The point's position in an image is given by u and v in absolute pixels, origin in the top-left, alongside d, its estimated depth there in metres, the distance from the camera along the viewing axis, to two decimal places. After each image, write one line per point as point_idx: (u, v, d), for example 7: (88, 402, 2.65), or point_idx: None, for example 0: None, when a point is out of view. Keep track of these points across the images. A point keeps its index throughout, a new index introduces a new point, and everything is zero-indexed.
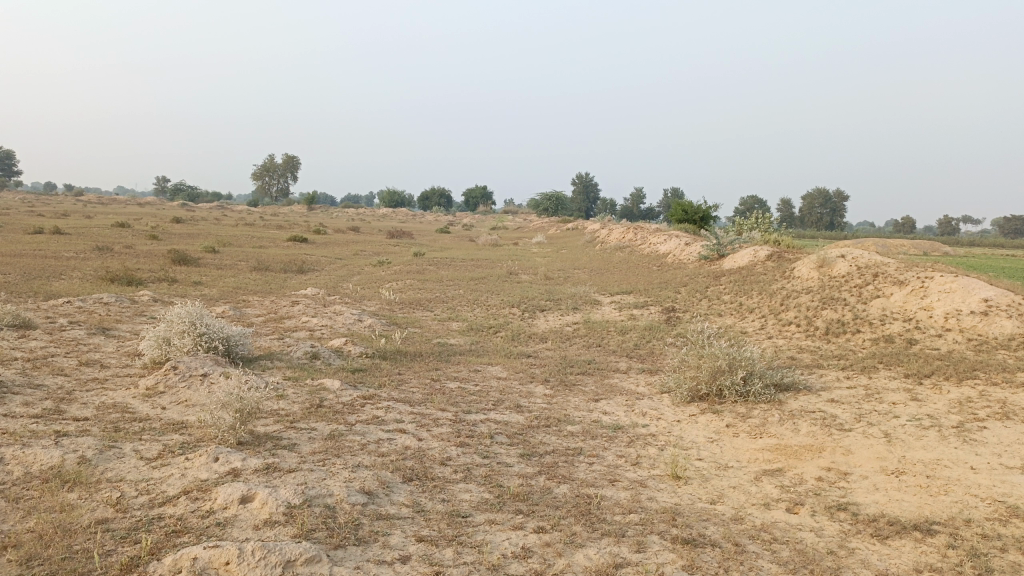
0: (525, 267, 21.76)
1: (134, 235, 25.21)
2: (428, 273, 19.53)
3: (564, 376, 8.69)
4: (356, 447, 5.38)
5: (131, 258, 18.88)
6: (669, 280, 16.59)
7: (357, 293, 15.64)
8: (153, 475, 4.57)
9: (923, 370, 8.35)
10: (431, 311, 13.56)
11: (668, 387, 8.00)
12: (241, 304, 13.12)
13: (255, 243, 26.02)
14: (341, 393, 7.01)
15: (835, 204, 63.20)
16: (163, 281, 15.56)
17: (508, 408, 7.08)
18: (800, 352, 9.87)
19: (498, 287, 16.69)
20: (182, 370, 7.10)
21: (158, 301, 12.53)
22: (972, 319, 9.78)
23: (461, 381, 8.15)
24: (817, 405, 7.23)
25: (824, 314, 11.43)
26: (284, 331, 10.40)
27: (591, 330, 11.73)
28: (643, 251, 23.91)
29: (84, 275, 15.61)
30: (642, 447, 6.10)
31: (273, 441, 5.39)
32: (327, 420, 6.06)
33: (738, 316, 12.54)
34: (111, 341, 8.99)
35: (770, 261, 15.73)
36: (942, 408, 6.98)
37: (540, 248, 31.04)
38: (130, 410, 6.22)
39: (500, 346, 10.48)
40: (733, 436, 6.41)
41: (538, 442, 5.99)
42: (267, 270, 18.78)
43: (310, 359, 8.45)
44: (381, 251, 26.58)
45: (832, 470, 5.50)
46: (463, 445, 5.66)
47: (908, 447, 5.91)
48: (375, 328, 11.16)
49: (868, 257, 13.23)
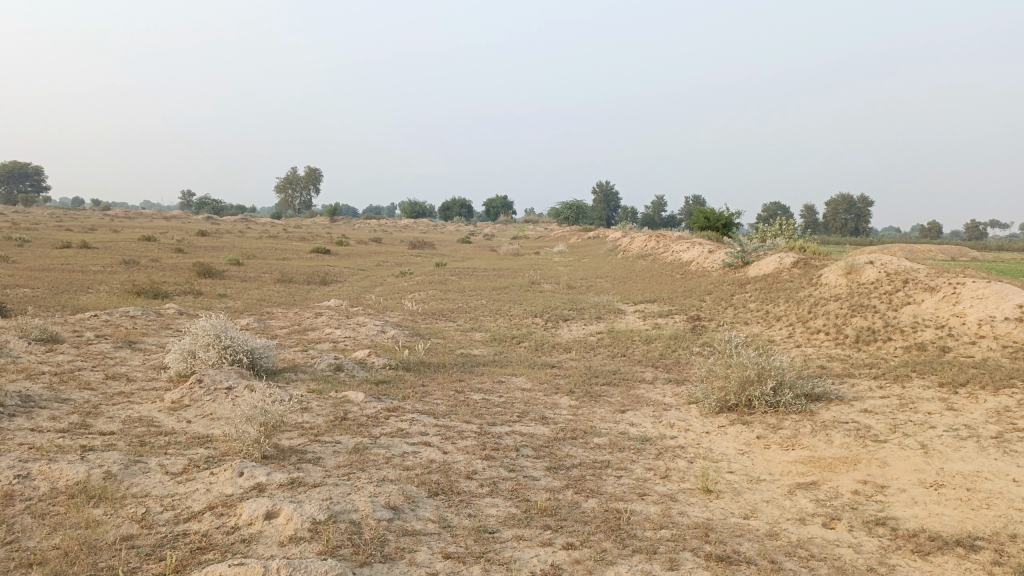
0: (547, 277, 21.66)
1: (159, 248, 25.49)
2: (450, 284, 19.50)
3: (589, 387, 8.59)
4: (381, 460, 5.32)
5: (157, 271, 19.05)
6: (693, 288, 16.41)
7: (380, 304, 15.64)
8: (178, 491, 4.54)
9: (958, 378, 8.14)
10: (454, 322, 13.51)
11: (695, 398, 7.87)
12: (265, 316, 13.16)
13: (278, 255, 26.19)
14: (365, 405, 6.97)
15: (859, 210, 62.49)
16: (188, 294, 15.67)
17: (534, 420, 6.99)
18: (829, 361, 9.68)
19: (520, 297, 16.62)
20: (206, 383, 7.09)
21: (183, 314, 12.60)
22: (1006, 326, 9.54)
23: (485, 393, 8.08)
24: (850, 415, 7.06)
25: (854, 321, 11.22)
26: (307, 343, 10.39)
27: (615, 340, 11.61)
28: (666, 259, 23.73)
29: (110, 289, 15.75)
30: (671, 459, 5.98)
31: (298, 455, 5.35)
32: (352, 433, 6.01)
33: (765, 324, 12.36)
34: (137, 354, 9.03)
35: (796, 268, 15.51)
36: (979, 417, 6.79)
37: (562, 258, 30.97)
38: (155, 424, 6.21)
39: (524, 357, 10.39)
40: (764, 448, 6.27)
41: (564, 455, 5.89)
42: (290, 282, 18.86)
43: (334, 371, 8.42)
44: (402, 262, 26.64)
45: (868, 483, 5.34)
46: (489, 459, 5.58)
47: (946, 459, 5.74)
48: (398, 339, 11.12)
49: (898, 263, 12.99)
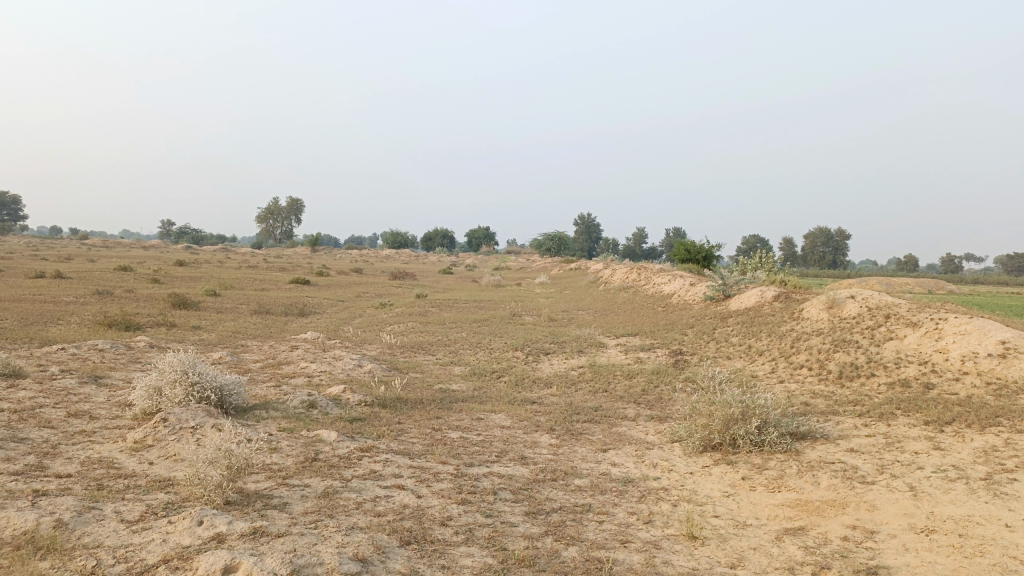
0: (528, 309, 21.50)
1: (135, 279, 25.08)
2: (430, 315, 19.27)
3: (570, 424, 8.37)
4: (352, 506, 5.08)
5: (131, 302, 18.67)
6: (675, 321, 16.30)
7: (357, 337, 15.37)
8: (132, 541, 4.26)
9: (943, 416, 8.02)
10: (433, 355, 13.28)
11: (679, 436, 7.68)
12: (239, 349, 12.86)
13: (256, 285, 25.83)
14: (338, 445, 6.71)
15: (837, 243, 63.11)
16: (161, 326, 15.32)
17: (513, 460, 6.76)
18: (813, 398, 9.55)
19: (501, 330, 16.43)
20: (172, 422, 6.82)
21: (154, 347, 12.27)
22: (989, 362, 9.47)
23: (463, 431, 7.84)
24: (836, 455, 6.90)
25: (837, 356, 11.13)
26: (281, 378, 10.11)
27: (597, 375, 11.42)
28: (647, 292, 23.66)
29: (82, 320, 15.38)
30: (654, 502, 5.77)
31: (263, 500, 5.09)
32: (322, 475, 5.76)
33: (748, 359, 12.24)
34: (103, 390, 8.71)
35: (778, 301, 15.45)
36: (967, 457, 6.64)
37: (544, 290, 30.88)
38: (115, 466, 5.92)
39: (504, 393, 10.17)
40: (750, 490, 6.09)
41: (544, 498, 5.67)
42: (268, 314, 18.54)
43: (307, 409, 8.14)
44: (383, 293, 26.36)
45: (858, 528, 5.16)
46: (465, 503, 5.34)
47: (936, 502, 5.58)
48: (375, 374, 10.85)
49: (879, 297, 12.96)
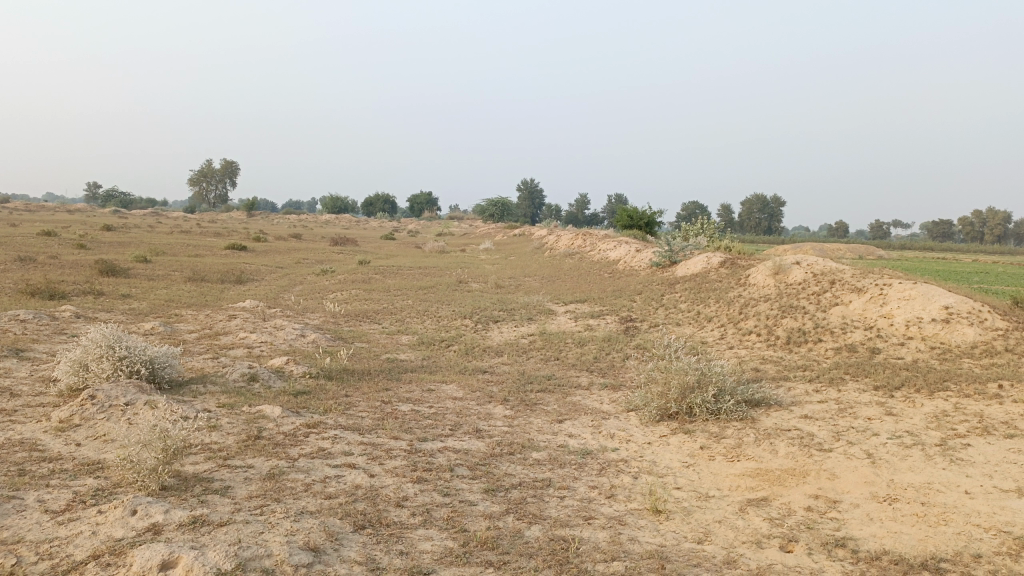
0: (474, 275, 21.20)
1: (60, 244, 23.85)
2: (374, 282, 18.80)
3: (524, 394, 8.17)
4: (300, 488, 4.77)
5: (55, 270, 17.69)
6: (623, 288, 16.24)
7: (299, 305, 14.85)
8: (57, 535, 3.88)
9: (893, 381, 8.10)
10: (379, 324, 12.91)
11: (634, 405, 7.56)
12: (173, 319, 12.27)
13: (190, 252, 24.82)
14: (282, 421, 6.36)
15: (772, 210, 64.45)
16: (88, 295, 14.53)
17: (467, 433, 6.52)
18: (763, 364, 9.58)
19: (448, 297, 16.11)
20: (100, 400, 6.35)
21: (81, 317, 11.59)
22: (933, 327, 9.63)
23: (414, 404, 7.56)
24: (792, 422, 6.87)
25: (785, 322, 11.18)
26: (219, 350, 9.63)
27: (548, 343, 11.24)
28: (592, 258, 23.60)
29: (2, 289, 14.46)
30: (615, 475, 5.62)
31: (203, 484, 4.74)
32: (266, 455, 5.42)
33: (697, 325, 12.24)
34: (25, 364, 8.13)
35: (723, 267, 15.51)
36: (919, 423, 6.69)
37: (489, 256, 30.59)
38: (39, 449, 5.47)
39: (454, 362, 9.92)
40: (709, 460, 5.99)
41: (502, 474, 5.46)
42: (203, 282, 17.82)
43: (248, 382, 7.74)
44: (324, 259, 25.67)
45: (821, 498, 5.10)
46: (421, 482, 5.09)
47: (895, 470, 5.56)
48: (319, 344, 10.44)
49: (824, 263, 13.08)
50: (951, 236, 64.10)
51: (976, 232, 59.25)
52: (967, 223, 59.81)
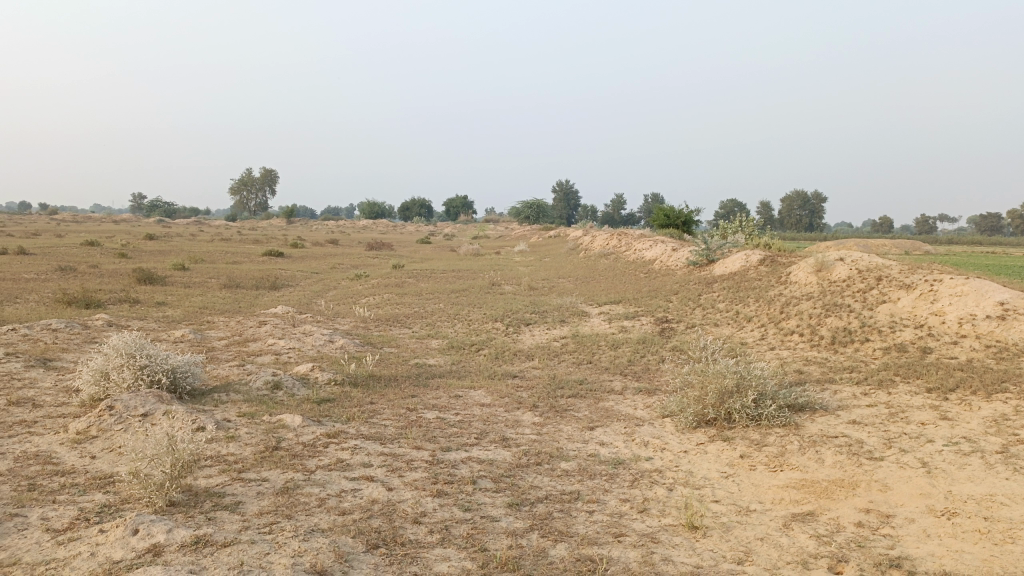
0: (507, 278, 20.93)
1: (102, 253, 24.22)
2: (406, 286, 18.66)
3: (555, 400, 7.87)
4: (313, 503, 4.54)
5: (94, 278, 17.87)
6: (659, 288, 15.82)
7: (330, 311, 14.72)
8: (55, 556, 3.69)
9: (947, 383, 7.62)
10: (409, 328, 12.71)
11: (670, 411, 7.20)
12: (204, 326, 12.21)
13: (227, 258, 24.99)
14: (302, 431, 6.16)
15: (813, 207, 63.15)
16: (123, 303, 14.59)
17: (493, 442, 6.24)
18: (806, 365, 9.14)
19: (480, 300, 15.87)
20: (119, 410, 6.21)
21: (112, 326, 11.59)
22: (988, 324, 9.09)
23: (440, 411, 7.30)
24: (838, 428, 6.45)
25: (828, 321, 10.70)
26: (246, 356, 9.50)
27: (580, 346, 10.92)
28: (628, 258, 23.18)
29: (40, 298, 14.60)
30: (648, 487, 5.29)
31: (213, 500, 4.53)
32: (282, 467, 5.20)
33: (736, 325, 11.80)
34: (51, 374, 8.06)
35: (763, 265, 15.01)
36: (977, 428, 6.23)
37: (523, 258, 30.22)
38: (53, 462, 5.33)
39: (484, 367, 9.66)
40: (750, 469, 5.62)
41: (528, 486, 5.16)
42: (237, 288, 17.83)
43: (271, 391, 7.56)
44: (358, 264, 25.63)
45: (872, 513, 4.71)
46: (441, 496, 4.82)
47: (953, 480, 5.14)
48: (347, 350, 10.25)
49: (869, 258, 12.54)
50: (1000, 229, 62.17)
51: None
52: (1018, 215, 57.89)
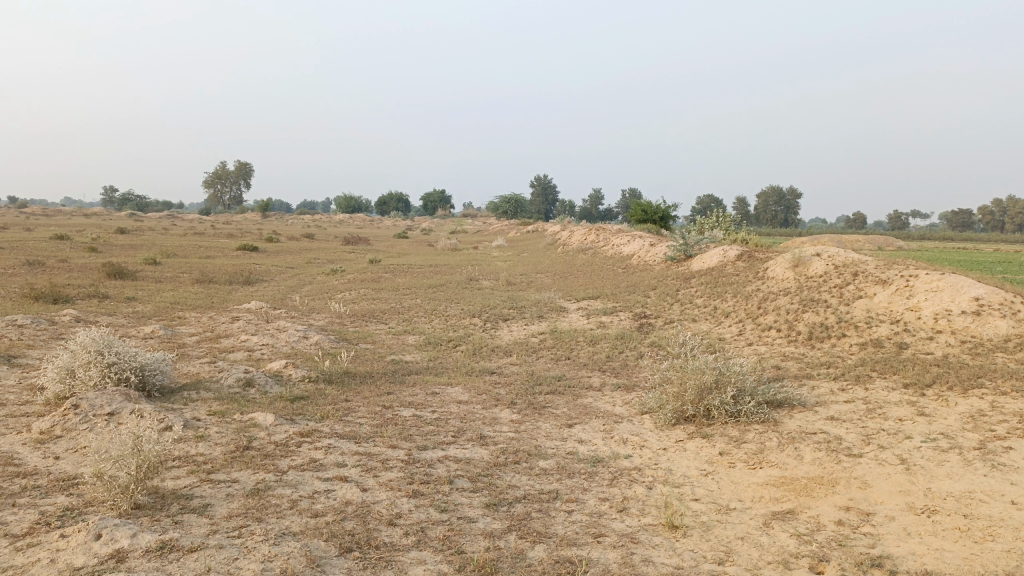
0: (485, 272, 20.81)
1: (71, 247, 23.75)
2: (383, 281, 18.48)
3: (533, 397, 7.78)
4: (285, 505, 4.41)
5: (63, 273, 17.49)
6: (637, 283, 15.79)
7: (305, 306, 14.53)
8: (12, 563, 3.53)
9: (924, 378, 7.64)
10: (386, 324, 12.55)
11: (649, 408, 7.14)
12: (175, 322, 11.97)
13: (201, 253, 24.61)
14: (274, 430, 6.01)
15: (789, 203, 63.67)
16: (92, 298, 14.28)
17: (471, 440, 6.14)
18: (784, 361, 9.13)
19: (458, 295, 15.75)
20: (84, 409, 6.03)
21: (81, 322, 11.31)
22: (963, 320, 9.14)
23: (416, 408, 7.18)
24: (817, 424, 6.43)
25: (806, 317, 10.71)
26: (218, 353, 9.30)
27: (559, 341, 10.85)
28: (605, 253, 23.17)
29: (6, 293, 14.25)
30: (627, 485, 5.22)
31: (180, 503, 4.39)
32: (253, 468, 5.07)
33: (714, 321, 11.79)
34: (15, 372, 7.83)
35: (741, 260, 15.02)
36: (955, 424, 6.24)
37: (501, 253, 30.10)
38: (14, 463, 5.15)
39: (461, 363, 9.54)
40: (729, 467, 5.57)
41: (506, 486, 5.07)
42: (211, 283, 17.55)
43: (243, 388, 7.39)
44: (334, 259, 25.38)
45: (852, 510, 4.68)
46: (417, 496, 4.72)
47: (932, 477, 5.13)
48: (322, 346, 10.09)
49: (845, 254, 12.59)
50: (970, 226, 63.05)
51: (996, 221, 58.19)
52: (988, 212, 58.79)
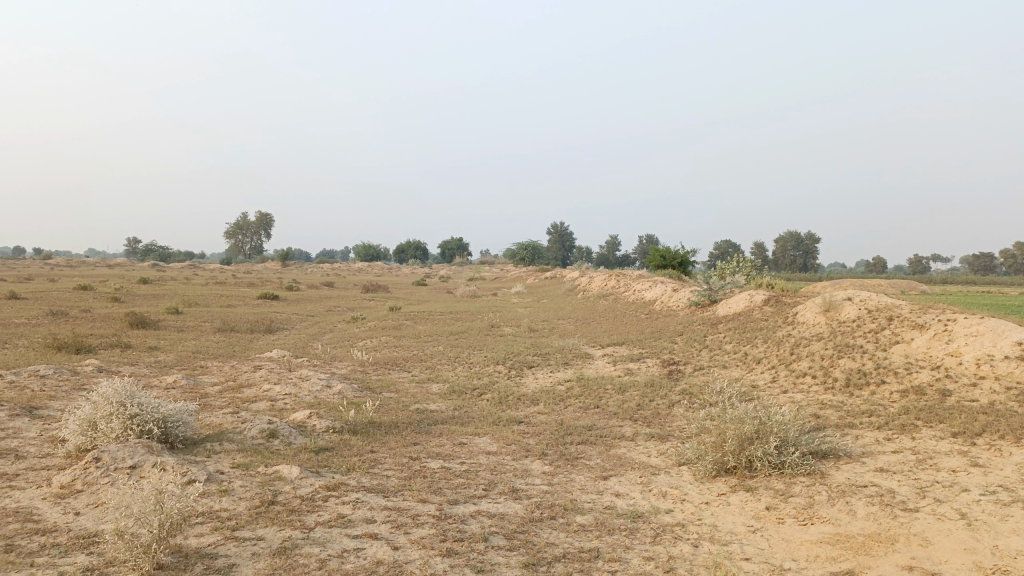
0: (506, 319, 20.63)
1: (96, 297, 23.94)
2: (404, 329, 18.34)
3: (565, 448, 7.52)
4: (313, 565, 4.19)
5: (86, 323, 17.52)
6: (662, 329, 15.55)
7: (327, 354, 14.39)
8: None
9: (972, 427, 7.31)
10: (409, 372, 12.38)
11: (687, 458, 6.87)
12: (197, 371, 11.87)
13: (222, 302, 24.68)
14: (300, 484, 5.80)
15: (808, 247, 63.31)
16: (115, 348, 14.24)
17: (503, 494, 5.90)
18: (822, 409, 8.81)
19: (481, 343, 15.55)
20: (106, 462, 5.86)
21: (103, 372, 11.22)
22: (1007, 365, 8.81)
23: (445, 460, 6.95)
24: (867, 477, 6.12)
25: (841, 363, 10.41)
26: (241, 403, 9.14)
27: (586, 389, 10.60)
28: (627, 299, 22.97)
29: (30, 343, 14.24)
30: (671, 543, 4.94)
31: (205, 563, 4.18)
32: (280, 524, 4.85)
33: (745, 367, 11.50)
34: (36, 423, 7.69)
35: (768, 305, 14.77)
36: (1013, 475, 5.91)
37: (520, 300, 30.02)
38: (33, 519, 4.97)
39: (488, 412, 9.32)
40: (778, 523, 5.28)
41: (544, 543, 4.82)
42: (232, 332, 17.51)
43: (267, 440, 7.20)
44: (355, 307, 25.34)
45: (916, 570, 4.37)
46: (451, 556, 4.48)
47: (997, 534, 4.81)
48: (345, 395, 9.90)
49: (878, 298, 12.31)
50: (993, 269, 62.28)
51: (1019, 265, 57.42)
52: (1010, 256, 58.09)
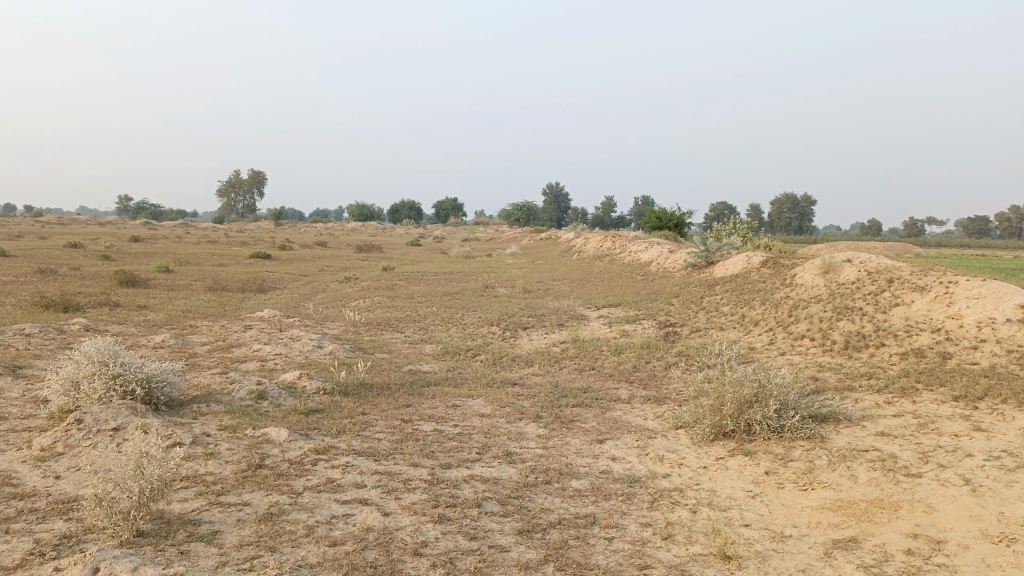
0: (501, 280, 20.43)
1: (86, 255, 23.58)
2: (397, 289, 18.12)
3: (560, 410, 7.38)
4: (300, 532, 4.05)
5: (75, 281, 17.25)
6: (658, 291, 15.37)
7: (319, 314, 14.20)
8: None
9: (974, 390, 7.18)
10: (402, 333, 12.20)
11: (684, 422, 6.73)
12: (186, 330, 11.66)
13: (214, 261, 24.37)
14: (288, 447, 5.65)
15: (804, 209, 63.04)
16: (103, 306, 14.00)
17: (497, 458, 5.76)
18: (821, 372, 8.69)
19: (475, 303, 15.37)
20: (88, 424, 5.69)
21: (90, 331, 11.02)
22: (1009, 328, 8.66)
23: (437, 422, 6.80)
24: (867, 441, 6.00)
25: (840, 325, 10.27)
26: (229, 363, 8.96)
27: (582, 351, 10.44)
28: (623, 259, 22.76)
29: (17, 302, 13.98)
30: (669, 508, 4.82)
31: (187, 530, 4.03)
32: (266, 489, 4.70)
33: (743, 330, 11.35)
34: (19, 383, 7.51)
35: (765, 267, 14.58)
36: (1017, 441, 5.78)
37: (515, 260, 29.80)
38: (11, 482, 4.81)
39: (481, 373, 9.17)
40: (778, 488, 5.16)
41: (538, 509, 4.68)
42: (223, 291, 17.26)
43: (255, 401, 7.03)
44: (349, 267, 25.09)
45: (921, 538, 4.26)
46: (443, 522, 4.34)
47: (1002, 500, 4.68)
48: (337, 356, 9.74)
49: (878, 259, 12.13)
50: (987, 232, 62.17)
51: (1014, 228, 57.27)
52: (1005, 219, 57.95)
